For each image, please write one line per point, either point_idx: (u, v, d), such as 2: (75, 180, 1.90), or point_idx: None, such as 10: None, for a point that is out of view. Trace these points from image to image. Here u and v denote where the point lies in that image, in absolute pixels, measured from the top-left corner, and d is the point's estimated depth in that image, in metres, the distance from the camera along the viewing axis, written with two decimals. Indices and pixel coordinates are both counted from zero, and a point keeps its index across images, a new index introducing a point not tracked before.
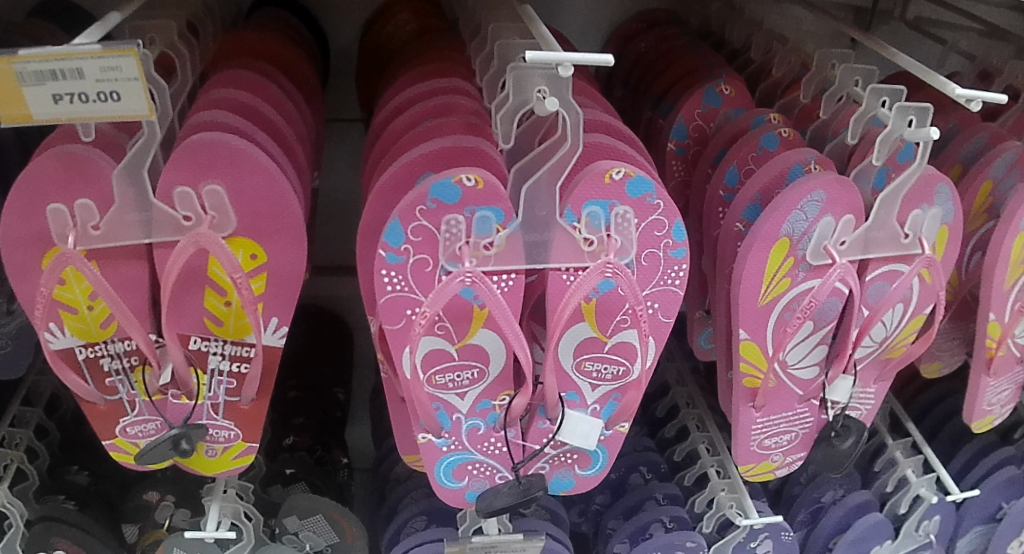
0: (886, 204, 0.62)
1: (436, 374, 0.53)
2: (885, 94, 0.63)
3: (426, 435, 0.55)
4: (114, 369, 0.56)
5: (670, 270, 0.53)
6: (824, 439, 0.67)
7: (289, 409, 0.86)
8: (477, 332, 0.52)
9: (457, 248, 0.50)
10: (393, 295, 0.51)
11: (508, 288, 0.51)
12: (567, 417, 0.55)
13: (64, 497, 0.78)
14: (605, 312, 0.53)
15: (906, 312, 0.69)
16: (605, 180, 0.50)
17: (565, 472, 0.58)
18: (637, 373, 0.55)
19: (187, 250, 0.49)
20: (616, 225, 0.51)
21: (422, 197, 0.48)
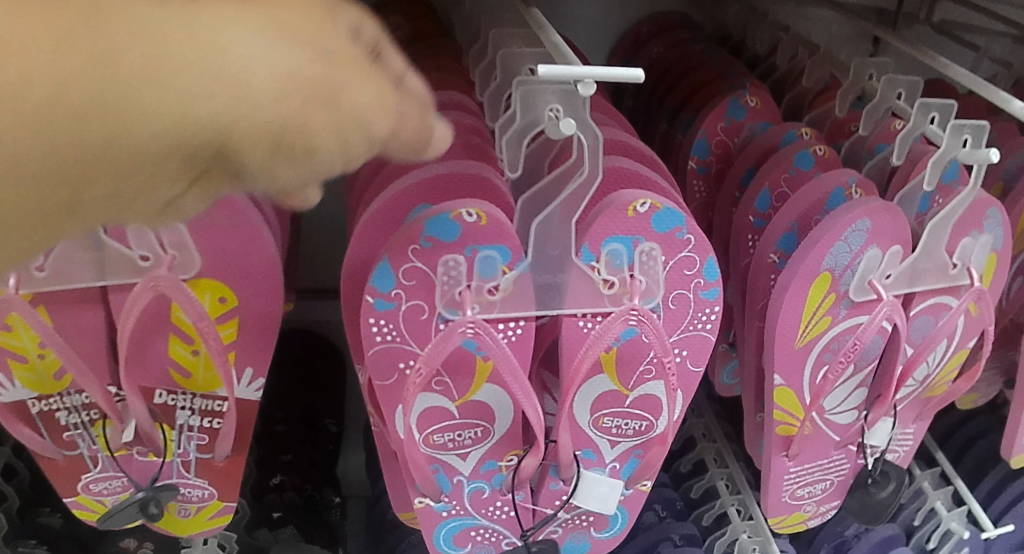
0: (934, 233, 0.55)
1: (434, 433, 0.49)
2: (934, 110, 0.58)
3: (424, 499, 0.50)
4: (71, 423, 0.50)
5: (700, 312, 0.48)
6: (860, 486, 0.61)
7: (277, 444, 0.79)
8: (480, 387, 0.48)
9: (457, 293, 0.44)
10: (383, 346, 0.45)
11: (515, 337, 0.46)
12: (584, 479, 0.51)
13: (36, 543, 0.70)
14: (627, 362, 0.48)
15: (949, 347, 0.62)
16: (628, 213, 0.44)
17: (579, 535, 0.54)
18: (662, 428, 0.50)
19: (144, 295, 0.44)
20: (640, 264, 0.45)
21: (415, 235, 0.42)
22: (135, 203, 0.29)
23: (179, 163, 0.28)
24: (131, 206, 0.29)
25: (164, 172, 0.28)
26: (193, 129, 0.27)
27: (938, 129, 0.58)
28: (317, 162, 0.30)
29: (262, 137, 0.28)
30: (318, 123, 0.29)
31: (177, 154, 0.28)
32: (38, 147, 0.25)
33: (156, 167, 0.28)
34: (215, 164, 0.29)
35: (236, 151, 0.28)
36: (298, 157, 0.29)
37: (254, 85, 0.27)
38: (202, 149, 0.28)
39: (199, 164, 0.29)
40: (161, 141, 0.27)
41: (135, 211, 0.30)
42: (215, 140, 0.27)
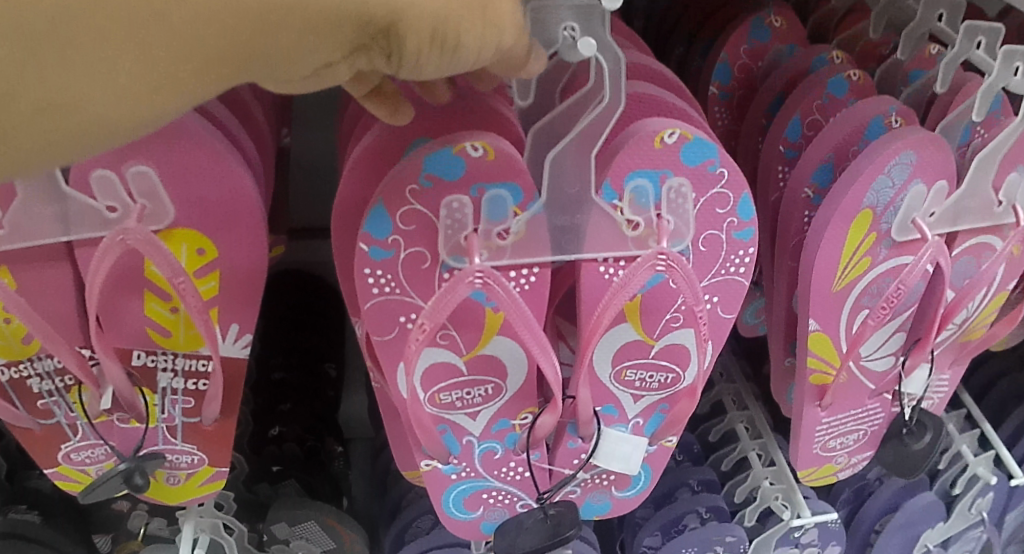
0: (981, 169, 0.51)
1: (440, 391, 0.45)
2: (982, 33, 0.50)
3: (431, 462, 0.47)
4: (45, 391, 0.46)
5: (732, 255, 0.44)
6: (894, 437, 0.57)
7: (275, 393, 0.75)
8: (490, 341, 0.44)
9: (462, 239, 0.39)
10: (380, 299, 0.41)
11: (528, 286, 0.42)
12: (604, 437, 0.48)
13: (26, 507, 0.67)
14: (652, 311, 0.44)
15: (989, 291, 0.58)
16: (655, 144, 0.39)
17: (600, 495, 0.51)
18: (690, 380, 0.47)
19: (113, 249, 0.40)
20: (668, 202, 0.41)
21: (413, 173, 0.38)
22: (291, 67, 0.29)
23: (350, 33, 0.29)
24: (274, 70, 0.30)
25: (333, 39, 0.29)
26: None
27: (986, 56, 0.51)
28: (462, 56, 0.31)
29: (427, 21, 0.29)
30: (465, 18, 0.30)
31: (350, 19, 0.28)
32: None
33: (327, 31, 0.29)
34: (379, 42, 0.30)
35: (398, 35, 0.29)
36: (447, 50, 0.30)
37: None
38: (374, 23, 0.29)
39: (364, 41, 0.29)
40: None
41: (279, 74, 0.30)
42: (390, 16, 0.29)
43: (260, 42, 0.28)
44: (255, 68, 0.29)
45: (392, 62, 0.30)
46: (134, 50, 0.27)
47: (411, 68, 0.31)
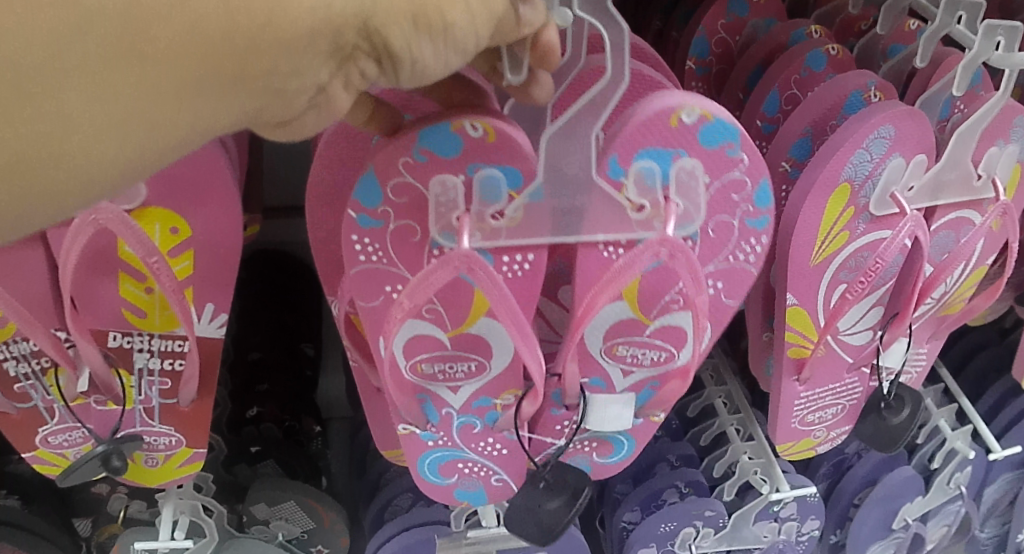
0: (961, 141, 0.50)
1: (422, 361, 0.46)
2: (963, 8, 0.51)
3: (409, 427, 0.49)
4: (21, 374, 0.45)
5: (743, 242, 0.44)
6: (873, 410, 0.57)
7: (253, 373, 0.75)
8: (477, 321, 0.44)
9: (454, 218, 0.40)
10: (367, 265, 0.42)
11: (522, 272, 0.42)
12: (592, 404, 0.49)
13: (5, 493, 0.67)
14: (650, 294, 0.45)
15: (968, 265, 0.58)
16: (671, 122, 0.39)
17: (581, 459, 0.53)
18: (684, 361, 0.48)
19: (84, 231, 0.39)
20: (678, 183, 0.40)
21: (407, 146, 0.38)
22: (282, 95, 0.29)
23: (325, 44, 0.28)
24: (269, 104, 0.29)
25: (315, 56, 0.28)
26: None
27: (966, 30, 0.51)
28: (456, 36, 0.30)
29: (404, 12, 0.29)
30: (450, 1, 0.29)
31: (326, 29, 0.28)
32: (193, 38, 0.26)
33: (308, 47, 0.28)
34: (362, 46, 0.29)
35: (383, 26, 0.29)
36: (437, 32, 0.29)
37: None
38: (349, 30, 0.28)
39: (346, 51, 0.29)
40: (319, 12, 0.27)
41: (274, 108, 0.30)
42: (361, 12, 0.28)
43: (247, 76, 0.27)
44: (252, 107, 0.29)
45: (386, 66, 0.30)
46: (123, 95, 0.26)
47: (408, 67, 0.30)
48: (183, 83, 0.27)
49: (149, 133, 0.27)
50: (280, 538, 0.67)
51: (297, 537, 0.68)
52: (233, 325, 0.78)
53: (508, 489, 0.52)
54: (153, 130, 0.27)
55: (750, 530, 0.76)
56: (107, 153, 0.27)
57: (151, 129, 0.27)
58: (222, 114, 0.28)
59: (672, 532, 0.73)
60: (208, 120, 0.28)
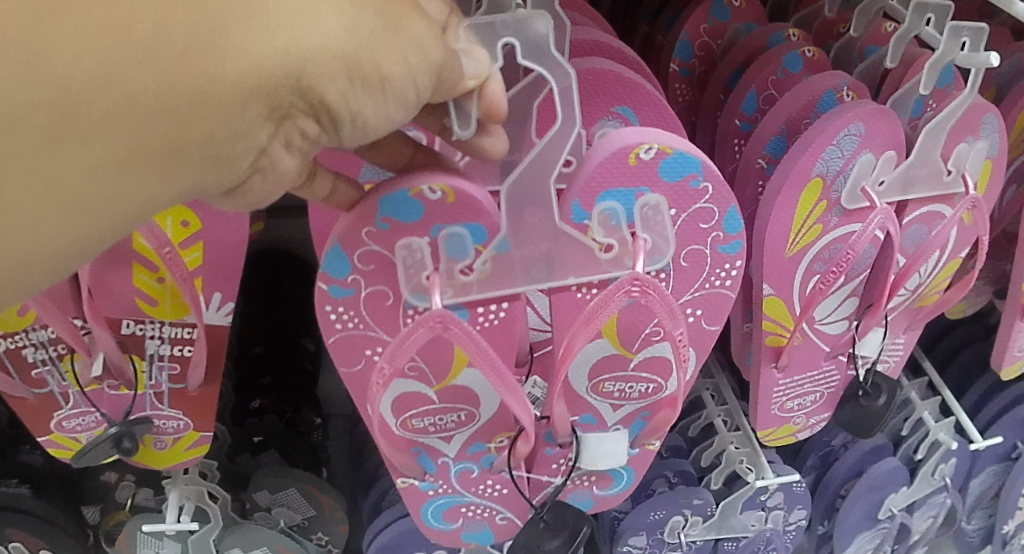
0: (930, 138, 0.53)
1: (413, 417, 0.49)
2: (930, 10, 0.53)
3: (407, 479, 0.53)
4: (39, 360, 0.48)
5: (718, 268, 0.48)
6: (851, 398, 0.60)
7: (254, 367, 0.78)
8: (460, 372, 0.48)
9: (423, 279, 0.42)
10: (344, 333, 0.45)
11: (496, 321, 0.45)
12: (585, 442, 0.52)
13: (16, 481, 0.69)
14: (628, 330, 0.49)
15: (942, 258, 0.61)
16: (630, 161, 0.42)
17: (581, 494, 0.57)
18: (671, 390, 0.52)
19: None
20: (643, 220, 0.43)
21: (370, 216, 0.40)
22: (223, 162, 0.33)
23: (263, 107, 0.31)
24: (210, 176, 0.33)
25: (253, 115, 0.31)
26: (273, 59, 0.30)
27: (934, 31, 0.53)
28: (393, 88, 0.33)
29: (338, 71, 0.31)
30: (387, 55, 0.32)
31: (259, 92, 0.30)
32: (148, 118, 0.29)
33: (244, 107, 0.31)
34: (299, 104, 0.32)
35: (318, 83, 0.31)
36: (386, 85, 0.33)
37: (320, 20, 0.30)
38: (283, 91, 0.31)
39: (284, 110, 0.32)
40: (248, 76, 0.30)
41: (213, 179, 0.33)
42: (295, 73, 0.31)
43: (187, 154, 0.31)
44: (196, 173, 0.32)
45: (328, 122, 0.34)
46: (84, 174, 0.30)
47: (350, 120, 0.34)
48: (132, 162, 0.30)
49: (99, 205, 0.31)
50: (282, 524, 0.70)
51: (298, 524, 0.71)
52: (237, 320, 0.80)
53: (513, 526, 0.57)
54: (109, 201, 0.31)
55: (738, 518, 0.79)
56: (69, 223, 0.31)
57: (106, 202, 0.31)
58: (166, 188, 0.32)
59: (661, 520, 0.76)
60: (153, 190, 0.32)
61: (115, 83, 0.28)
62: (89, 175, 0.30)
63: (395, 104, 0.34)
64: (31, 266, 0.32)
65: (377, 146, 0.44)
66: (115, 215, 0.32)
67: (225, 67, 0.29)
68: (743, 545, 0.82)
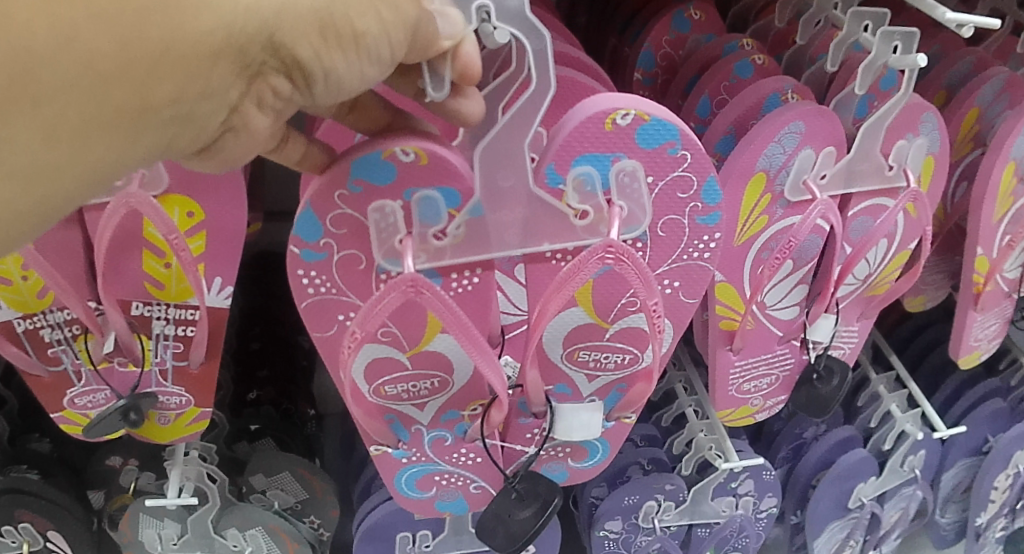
0: (869, 136, 0.58)
1: (385, 384, 0.54)
2: (867, 18, 0.59)
3: (380, 447, 0.58)
4: (55, 339, 0.54)
5: (696, 239, 0.53)
6: (806, 381, 0.65)
7: (252, 362, 0.83)
8: (433, 337, 0.53)
9: (397, 241, 0.47)
10: (316, 297, 0.50)
11: (469, 289, 0.51)
12: (560, 412, 0.57)
13: (26, 467, 0.74)
14: (603, 305, 0.54)
15: (891, 248, 0.66)
16: (606, 126, 0.46)
17: (557, 465, 0.63)
18: (648, 362, 0.57)
19: (118, 211, 0.47)
20: (620, 187, 0.48)
21: (345, 179, 0.45)
22: (195, 118, 0.36)
23: (235, 62, 0.34)
24: (184, 131, 0.36)
25: (222, 73, 0.35)
26: (240, 18, 0.33)
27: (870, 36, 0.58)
28: (368, 46, 0.35)
29: (310, 27, 0.34)
30: (356, 12, 0.35)
31: (228, 48, 0.34)
32: (123, 66, 0.32)
33: (215, 62, 0.34)
34: (271, 62, 0.35)
35: (289, 40, 0.34)
36: (365, 44, 0.35)
37: None
38: (253, 49, 0.34)
39: (256, 68, 0.35)
40: (217, 34, 0.33)
41: (188, 133, 0.37)
42: (266, 29, 0.34)
43: (161, 108, 0.34)
44: (167, 131, 0.36)
45: (299, 80, 0.36)
46: (72, 125, 0.33)
47: (323, 77, 0.36)
48: (112, 116, 0.34)
49: (76, 161, 0.35)
50: (276, 505, 0.75)
51: (292, 506, 0.75)
52: (235, 318, 0.86)
53: (486, 495, 0.62)
54: (94, 153, 0.35)
55: (709, 505, 0.84)
56: (61, 170, 0.35)
57: (78, 159, 0.35)
58: (145, 140, 0.36)
59: (635, 505, 0.80)
60: (125, 148, 0.35)
61: (78, 44, 0.31)
62: (76, 130, 0.33)
63: (363, 63, 0.36)
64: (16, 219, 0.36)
65: (355, 110, 0.47)
66: (88, 171, 0.35)
67: (193, 24, 0.32)
68: (715, 531, 0.87)
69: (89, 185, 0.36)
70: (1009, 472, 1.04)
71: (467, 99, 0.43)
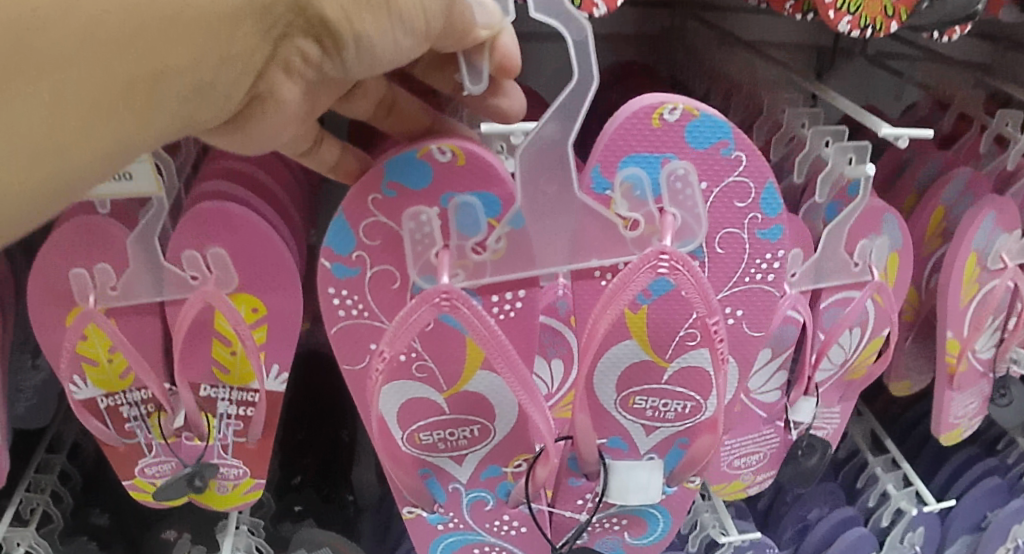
0: (832, 237, 0.68)
1: (420, 430, 0.64)
2: (827, 133, 0.68)
3: (411, 510, 0.68)
4: (132, 415, 0.64)
5: (759, 257, 0.62)
6: (792, 457, 0.73)
7: (295, 451, 0.90)
8: (472, 378, 0.62)
9: (431, 254, 0.56)
10: (348, 321, 0.60)
11: (511, 314, 0.60)
12: (617, 474, 0.64)
13: (87, 539, 0.82)
14: (659, 341, 0.63)
15: (864, 335, 0.73)
16: (658, 125, 0.55)
17: (609, 537, 0.72)
18: (710, 408, 0.66)
19: (196, 305, 0.58)
20: (673, 195, 0.57)
21: (382, 178, 0.54)
22: (213, 84, 0.44)
23: (254, 27, 0.43)
24: (202, 101, 0.45)
25: (242, 37, 0.43)
26: None
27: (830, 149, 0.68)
28: (400, 11, 0.44)
29: None
30: None
31: (246, 13, 0.42)
32: (130, 26, 0.41)
33: (233, 27, 0.42)
34: (298, 24, 0.44)
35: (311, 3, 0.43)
36: (393, 11, 0.44)
37: None
38: (279, 8, 0.43)
39: (284, 29, 0.44)
40: None
41: (208, 104, 0.45)
42: None
43: (169, 77, 0.43)
44: (192, 96, 0.44)
45: (328, 44, 0.45)
46: (89, 86, 0.41)
47: (355, 40, 0.45)
48: (132, 83, 0.42)
49: (99, 124, 0.43)
50: None
51: None
52: (283, 412, 0.92)
53: None
54: (115, 115, 0.43)
55: None
56: (84, 131, 0.43)
57: (104, 118, 0.43)
58: (161, 105, 0.44)
59: None
60: (146, 111, 0.44)
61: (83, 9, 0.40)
62: (96, 92, 0.42)
63: (384, 31, 0.45)
64: (44, 186, 0.44)
65: (393, 111, 0.58)
66: (113, 138, 0.44)
67: None
68: None
69: (117, 149, 0.45)
70: (1009, 546, 1.07)
71: (510, 90, 0.57)
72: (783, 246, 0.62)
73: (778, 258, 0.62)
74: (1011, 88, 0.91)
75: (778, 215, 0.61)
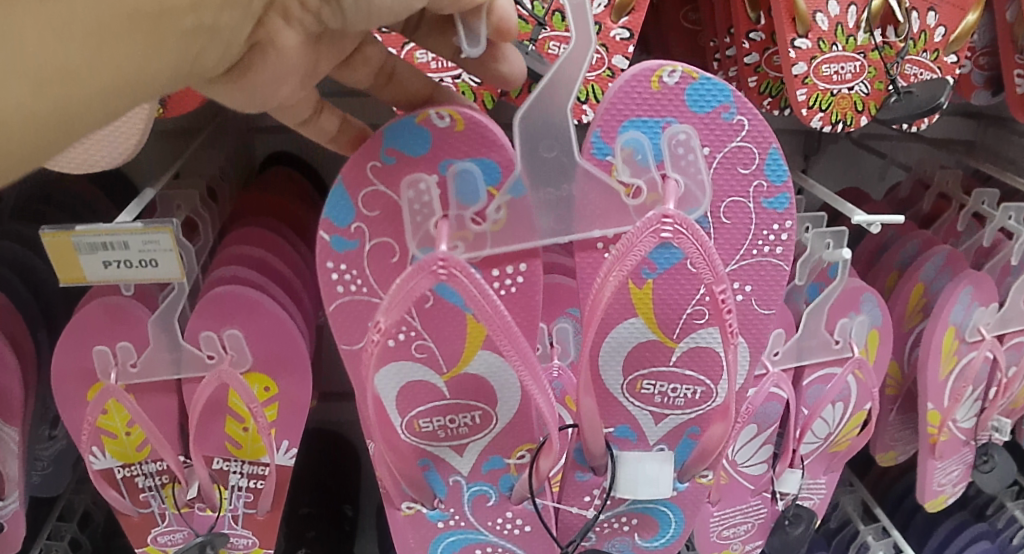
0: (813, 317, 0.72)
1: (419, 414, 0.67)
2: (807, 220, 0.71)
3: (410, 505, 0.69)
4: (147, 486, 0.67)
5: (766, 229, 0.63)
6: (779, 527, 0.76)
7: (301, 523, 0.91)
8: (474, 355, 0.65)
9: (431, 223, 0.58)
10: (346, 296, 0.61)
11: (512, 291, 0.61)
12: (625, 464, 0.67)
13: None
14: (667, 323, 0.66)
15: (847, 410, 0.77)
16: (655, 87, 0.57)
17: (619, 539, 0.73)
18: (721, 392, 0.68)
19: (211, 384, 0.62)
20: (673, 160, 0.58)
21: (379, 146, 0.57)
22: (215, 28, 0.44)
23: None
24: (205, 45, 0.45)
25: None
26: None
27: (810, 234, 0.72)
28: None
29: None
30: None
31: None
32: None
33: None
34: None
35: None
36: None
37: None
38: None
39: None
40: None
41: (210, 50, 0.45)
42: None
43: (174, 20, 0.42)
44: (193, 40, 0.44)
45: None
46: (85, 20, 0.40)
47: None
48: (137, 23, 0.41)
49: (99, 66, 0.41)
50: None
51: None
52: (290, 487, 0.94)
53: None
54: (123, 56, 0.42)
55: None
56: (86, 80, 0.41)
57: (103, 64, 0.41)
58: (162, 52, 0.43)
59: None
60: (150, 55, 0.43)
61: None
62: (97, 28, 0.41)
63: None
64: (40, 132, 0.42)
65: (393, 81, 0.60)
66: (116, 85, 0.43)
67: None
68: None
69: (121, 99, 0.43)
70: None
71: (508, 56, 0.56)
72: (790, 215, 0.63)
73: (786, 229, 0.63)
74: (985, 167, 0.95)
75: (784, 183, 0.62)
